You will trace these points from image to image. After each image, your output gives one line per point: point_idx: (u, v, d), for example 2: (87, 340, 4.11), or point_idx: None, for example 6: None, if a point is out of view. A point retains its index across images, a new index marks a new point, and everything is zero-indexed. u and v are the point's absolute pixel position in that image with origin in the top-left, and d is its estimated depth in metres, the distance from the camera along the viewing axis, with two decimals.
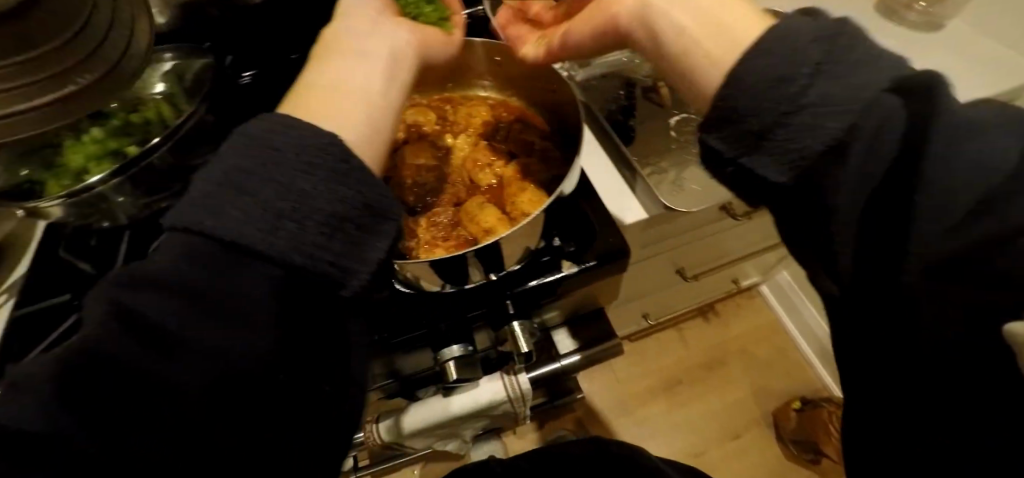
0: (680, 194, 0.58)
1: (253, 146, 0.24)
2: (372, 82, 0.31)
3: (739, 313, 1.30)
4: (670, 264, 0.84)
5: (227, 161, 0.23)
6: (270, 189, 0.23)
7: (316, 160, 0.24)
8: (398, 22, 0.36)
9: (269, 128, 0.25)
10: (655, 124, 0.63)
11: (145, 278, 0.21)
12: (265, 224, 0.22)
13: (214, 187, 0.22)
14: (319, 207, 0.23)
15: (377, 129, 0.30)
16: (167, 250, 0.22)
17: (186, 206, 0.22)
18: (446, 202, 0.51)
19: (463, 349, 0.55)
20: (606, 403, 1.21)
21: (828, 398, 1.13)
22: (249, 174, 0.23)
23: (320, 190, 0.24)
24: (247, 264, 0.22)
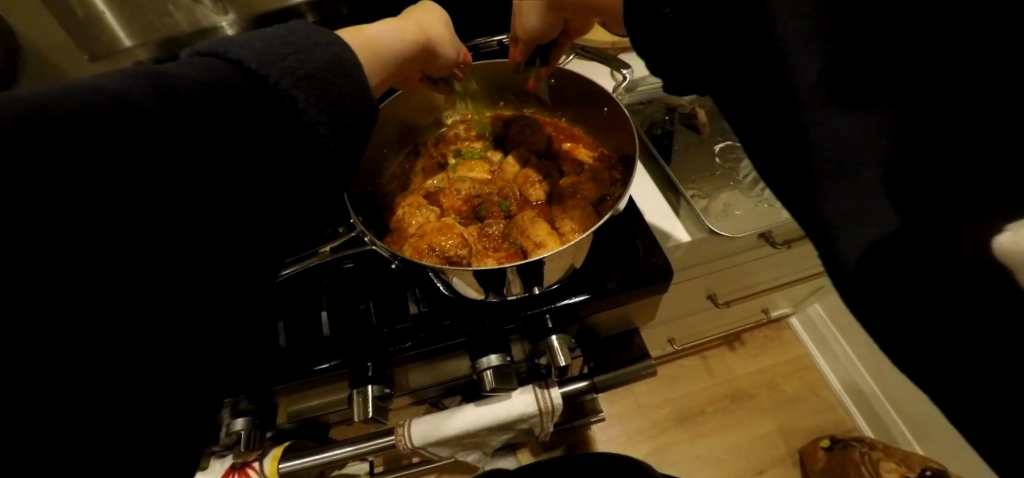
0: (726, 219, 0.60)
1: (314, 49, 0.33)
2: (388, 35, 0.43)
3: (768, 344, 1.28)
4: (703, 289, 0.84)
5: (301, 50, 0.32)
6: (337, 103, 0.33)
7: (355, 87, 0.34)
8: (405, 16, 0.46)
9: (342, 52, 0.34)
10: (701, 149, 0.68)
11: (217, 86, 0.28)
12: (318, 107, 0.32)
13: (291, 67, 0.31)
14: (354, 116, 0.34)
15: (386, 56, 0.43)
16: (225, 73, 0.29)
17: (244, 46, 0.30)
18: (497, 214, 0.54)
19: (501, 359, 0.54)
20: (626, 427, 1.19)
21: (859, 439, 1.05)
22: (310, 67, 0.32)
23: (354, 110, 0.34)
24: (293, 127, 0.31)
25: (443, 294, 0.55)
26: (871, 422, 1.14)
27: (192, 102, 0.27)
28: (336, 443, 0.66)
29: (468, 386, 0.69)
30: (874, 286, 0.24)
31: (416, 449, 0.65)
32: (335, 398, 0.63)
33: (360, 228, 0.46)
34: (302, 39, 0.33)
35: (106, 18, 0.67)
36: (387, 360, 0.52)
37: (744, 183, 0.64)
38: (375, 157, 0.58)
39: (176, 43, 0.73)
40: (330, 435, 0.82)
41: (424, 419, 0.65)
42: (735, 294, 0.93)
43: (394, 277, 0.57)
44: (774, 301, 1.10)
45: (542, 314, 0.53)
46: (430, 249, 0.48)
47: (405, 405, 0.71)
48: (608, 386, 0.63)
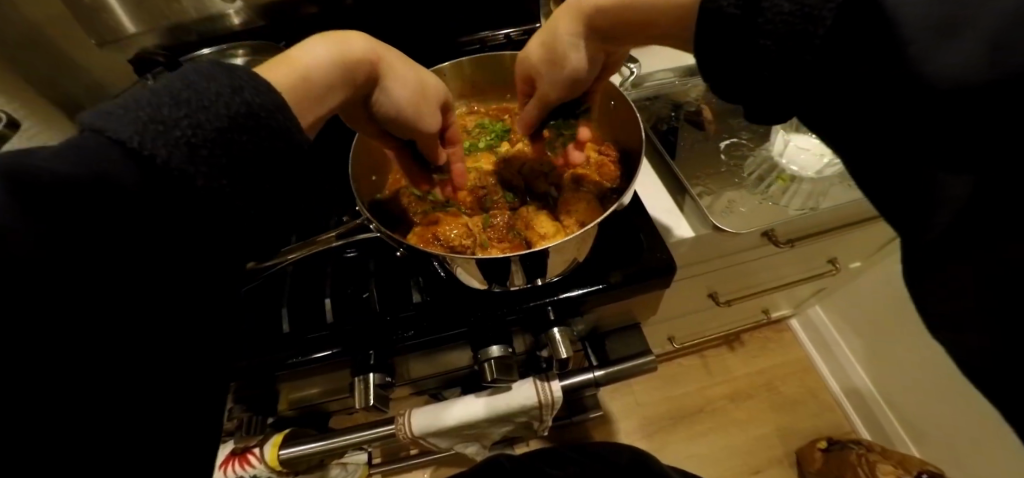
0: (731, 216, 0.61)
1: (185, 88, 0.26)
2: (324, 59, 0.36)
3: (767, 345, 1.28)
4: (705, 287, 0.84)
5: (190, 108, 0.25)
6: (247, 162, 0.27)
7: (235, 118, 0.27)
8: (340, 44, 0.38)
9: (257, 99, 0.28)
10: (705, 146, 0.68)
11: (90, 173, 0.21)
12: (206, 161, 0.25)
13: (172, 125, 0.24)
14: (239, 152, 0.27)
15: (313, 83, 0.36)
16: (111, 161, 0.22)
17: (117, 116, 0.23)
18: (502, 206, 0.54)
19: (502, 350, 0.54)
20: (624, 425, 1.20)
21: (857, 441, 1.06)
22: (180, 111, 0.25)
23: (236, 146, 0.27)
24: (205, 201, 0.26)
25: (446, 284, 0.55)
26: (869, 424, 1.15)
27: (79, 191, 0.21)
28: (334, 432, 0.66)
29: (469, 377, 0.69)
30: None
31: (415, 439, 0.65)
32: (335, 386, 0.63)
33: (365, 215, 0.46)
34: (197, 92, 0.26)
35: (111, 5, 0.67)
36: (389, 349, 0.52)
37: (749, 181, 0.64)
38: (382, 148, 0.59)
39: (182, 31, 0.73)
40: (330, 425, 0.82)
41: (424, 409, 0.65)
42: (737, 293, 0.94)
43: (399, 265, 0.57)
44: (775, 301, 1.10)
45: (545, 307, 0.54)
46: (434, 238, 0.48)
47: (405, 395, 0.71)
48: (609, 380, 0.62)
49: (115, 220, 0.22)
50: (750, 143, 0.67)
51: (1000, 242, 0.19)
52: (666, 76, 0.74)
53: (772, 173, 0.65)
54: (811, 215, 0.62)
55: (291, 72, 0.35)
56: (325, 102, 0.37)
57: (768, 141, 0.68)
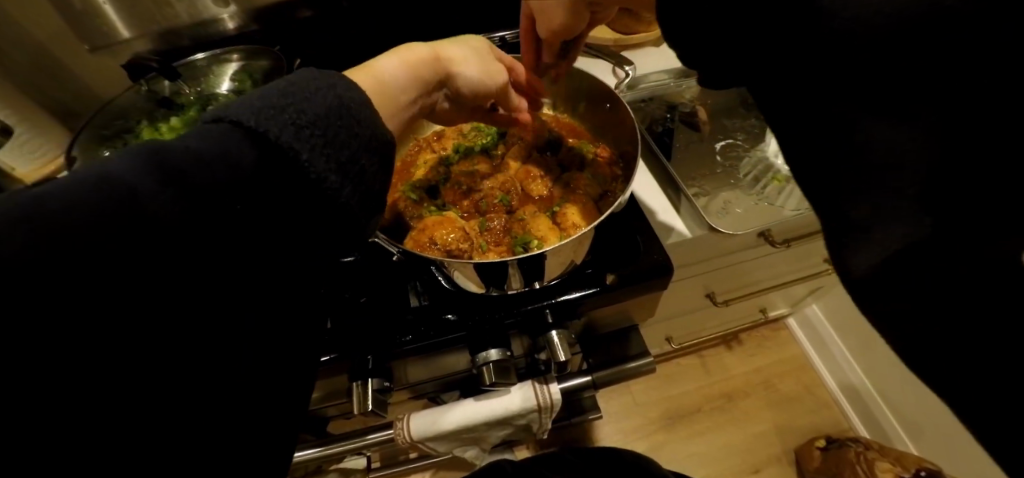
0: (727, 217, 0.61)
1: (298, 86, 0.26)
2: (403, 71, 0.37)
3: (765, 343, 1.29)
4: (702, 287, 0.84)
5: (299, 97, 0.26)
6: (346, 148, 0.27)
7: (343, 118, 0.27)
8: (416, 54, 0.39)
9: (352, 96, 0.28)
10: (701, 147, 0.68)
11: (218, 160, 0.22)
12: (316, 151, 0.25)
13: (291, 117, 0.25)
14: (344, 143, 0.27)
15: (395, 92, 0.36)
16: (234, 145, 0.23)
17: (249, 109, 0.24)
18: (499, 208, 0.54)
19: (500, 354, 0.54)
20: (623, 425, 1.19)
21: (855, 438, 1.06)
22: (291, 102, 0.25)
23: (344, 138, 0.27)
24: (309, 188, 0.26)
25: (443, 287, 0.55)
26: (866, 422, 1.15)
27: (203, 176, 0.22)
28: (332, 437, 0.65)
29: (467, 380, 0.69)
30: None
31: (414, 443, 0.65)
32: (332, 391, 0.63)
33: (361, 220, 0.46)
34: (306, 87, 0.27)
35: (102, 9, 0.67)
36: (386, 354, 0.52)
37: (745, 182, 0.64)
38: None
39: (174, 35, 0.73)
40: (328, 429, 0.82)
41: (422, 414, 0.64)
42: (734, 292, 0.94)
43: (396, 270, 0.57)
44: (772, 300, 1.10)
45: (543, 310, 0.54)
46: (430, 242, 0.48)
47: (403, 399, 0.71)
48: (608, 381, 0.62)
49: (224, 202, 0.23)
50: (745, 144, 0.68)
51: (1002, 245, 0.18)
52: (661, 77, 0.74)
53: (767, 173, 0.65)
54: (807, 215, 0.62)
55: (373, 79, 0.35)
56: (400, 107, 0.37)
57: (763, 141, 0.68)
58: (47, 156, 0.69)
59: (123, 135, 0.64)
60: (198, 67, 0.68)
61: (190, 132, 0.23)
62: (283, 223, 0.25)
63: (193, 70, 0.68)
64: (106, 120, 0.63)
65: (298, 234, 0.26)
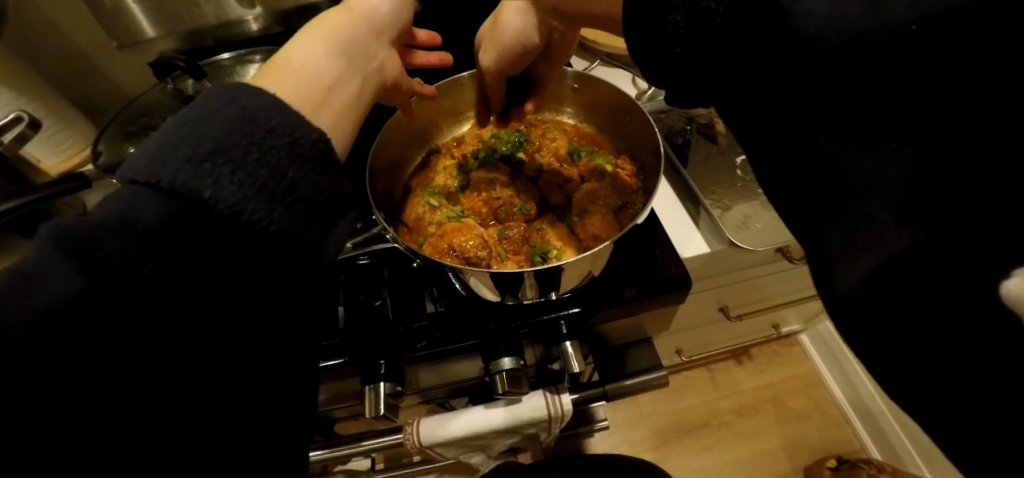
0: (746, 232, 0.60)
1: (207, 116, 0.26)
2: (319, 59, 0.34)
3: (775, 359, 1.27)
4: (715, 301, 0.83)
5: (196, 126, 0.25)
6: (261, 166, 0.26)
7: (259, 139, 0.26)
8: (328, 44, 0.36)
9: (255, 104, 0.27)
10: (721, 160, 0.67)
11: (121, 222, 0.22)
12: (238, 185, 0.25)
13: (199, 154, 0.24)
14: (265, 166, 0.26)
15: (319, 79, 0.33)
16: (145, 205, 0.23)
17: (154, 158, 0.24)
18: (517, 216, 0.54)
19: (513, 363, 0.52)
20: (629, 437, 1.18)
21: (866, 460, 1.04)
22: (201, 135, 0.25)
23: (266, 160, 0.26)
24: (230, 226, 0.25)
25: (458, 293, 0.55)
26: (878, 442, 1.13)
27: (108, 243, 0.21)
28: (341, 439, 0.65)
29: (477, 387, 0.68)
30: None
31: (422, 448, 0.65)
32: (342, 393, 0.63)
33: (382, 225, 0.46)
34: (215, 118, 0.26)
35: (130, 9, 0.68)
36: (397, 359, 0.52)
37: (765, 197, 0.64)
38: (396, 158, 0.60)
39: (199, 35, 0.74)
40: (335, 430, 0.82)
41: (431, 419, 0.64)
42: (749, 307, 0.93)
43: (414, 275, 0.57)
44: (785, 316, 1.09)
45: (558, 320, 0.53)
46: (449, 249, 0.48)
47: (413, 403, 0.71)
48: (620, 393, 0.62)
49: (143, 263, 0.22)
50: None
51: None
52: None
53: None
54: None
55: (301, 69, 0.33)
56: (336, 97, 0.34)
57: None
58: (72, 149, 0.71)
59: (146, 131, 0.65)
60: (223, 67, 0.69)
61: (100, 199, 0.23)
62: (212, 264, 0.25)
63: (218, 69, 0.69)
64: (132, 117, 0.64)
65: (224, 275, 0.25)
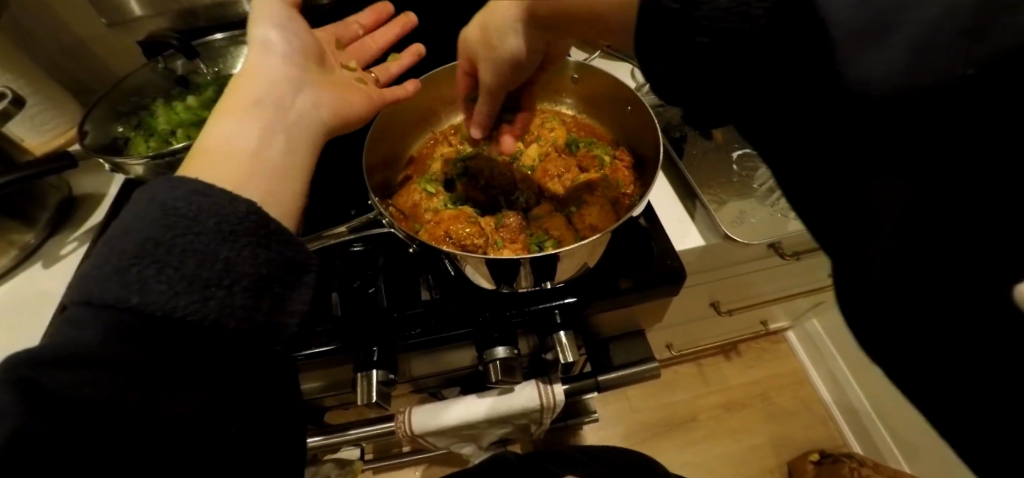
0: (741, 227, 0.60)
1: (145, 217, 0.28)
2: (241, 128, 0.37)
3: (763, 355, 1.29)
4: (707, 296, 0.84)
5: (121, 239, 0.27)
6: (200, 255, 0.28)
7: (196, 229, 0.28)
8: (244, 111, 0.39)
9: (178, 196, 0.29)
10: (717, 155, 0.68)
11: (72, 351, 0.23)
12: (192, 289, 0.27)
13: (139, 263, 0.26)
14: (206, 257, 0.28)
15: (248, 143, 0.37)
16: (77, 328, 0.24)
17: (98, 278, 0.26)
18: (515, 205, 0.54)
19: (507, 352, 0.53)
20: (618, 430, 1.20)
21: (849, 455, 1.06)
22: (142, 242, 0.26)
23: (207, 249, 0.28)
24: (178, 327, 0.26)
25: (454, 280, 0.55)
26: (860, 438, 1.15)
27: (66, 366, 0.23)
28: (332, 428, 0.65)
29: (470, 377, 0.68)
30: (907, 299, 0.21)
31: (414, 437, 0.64)
32: (334, 382, 0.62)
33: (378, 210, 0.45)
34: (147, 222, 0.27)
35: None
36: (390, 347, 0.51)
37: (760, 193, 0.64)
38: (393, 145, 0.59)
39: (191, 15, 0.72)
40: (326, 419, 0.81)
41: (423, 408, 0.64)
42: (740, 302, 0.94)
43: (408, 262, 0.57)
44: (774, 313, 1.10)
45: (553, 311, 0.53)
46: (445, 236, 0.48)
47: (405, 392, 0.71)
48: (612, 385, 0.62)
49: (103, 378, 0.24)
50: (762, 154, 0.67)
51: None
52: None
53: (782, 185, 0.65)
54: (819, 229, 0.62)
55: (218, 146, 0.36)
56: (268, 154, 0.37)
57: None
58: (57, 129, 0.69)
59: (139, 111, 0.63)
60: (217, 47, 0.68)
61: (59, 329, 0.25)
62: (168, 367, 0.26)
63: (211, 50, 0.67)
64: (128, 99, 0.63)
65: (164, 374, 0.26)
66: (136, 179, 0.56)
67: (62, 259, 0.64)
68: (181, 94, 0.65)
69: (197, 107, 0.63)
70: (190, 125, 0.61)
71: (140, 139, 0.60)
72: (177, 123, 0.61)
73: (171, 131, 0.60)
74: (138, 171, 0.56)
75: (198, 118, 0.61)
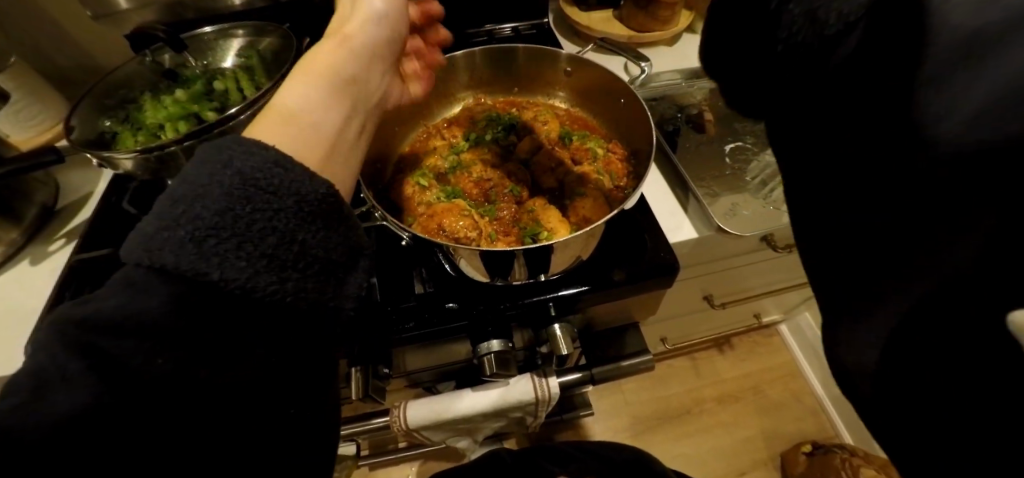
0: (735, 219, 0.60)
1: (216, 180, 0.24)
2: (317, 101, 0.32)
3: (756, 348, 1.30)
4: (700, 290, 0.85)
5: (195, 202, 0.24)
6: (274, 232, 0.25)
7: (273, 205, 0.25)
8: (322, 84, 0.33)
9: (254, 163, 0.25)
10: (711, 148, 0.68)
11: (143, 322, 0.22)
12: (265, 268, 0.25)
13: (214, 233, 0.23)
14: (280, 236, 0.26)
15: (325, 123, 0.32)
16: (150, 299, 0.22)
17: (164, 241, 0.23)
18: (508, 198, 0.54)
19: (502, 345, 0.53)
20: (613, 424, 1.20)
21: (840, 445, 1.07)
22: (214, 210, 0.24)
23: (283, 227, 0.26)
24: (250, 306, 0.25)
25: (448, 274, 0.55)
26: (851, 429, 1.17)
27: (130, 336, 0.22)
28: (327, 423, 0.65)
29: (465, 371, 0.69)
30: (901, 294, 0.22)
31: (410, 432, 0.64)
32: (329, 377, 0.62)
33: (371, 203, 0.45)
34: (218, 185, 0.24)
35: None
36: (386, 340, 0.51)
37: (752, 186, 0.64)
38: (386, 138, 0.59)
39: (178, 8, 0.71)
40: None
41: (419, 402, 0.64)
42: (733, 296, 0.94)
43: (403, 256, 0.57)
44: (766, 306, 1.11)
45: (547, 303, 0.53)
46: (439, 229, 0.48)
47: (400, 387, 0.71)
48: (607, 378, 0.62)
49: (167, 350, 0.23)
50: (755, 147, 0.68)
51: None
52: (673, 77, 0.75)
53: (775, 178, 0.65)
54: None
55: (296, 118, 0.31)
56: (338, 142, 0.33)
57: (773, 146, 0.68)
58: (43, 124, 0.67)
59: (127, 105, 0.62)
60: (207, 40, 0.67)
61: (110, 288, 0.22)
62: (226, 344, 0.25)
63: (200, 43, 0.66)
64: (119, 94, 0.63)
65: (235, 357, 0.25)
66: (125, 173, 0.55)
67: (50, 256, 0.63)
68: (170, 87, 0.64)
69: (188, 102, 0.62)
70: (180, 119, 0.60)
71: (128, 135, 0.59)
72: (166, 118, 0.60)
73: (160, 126, 0.60)
74: (127, 165, 0.55)
75: (189, 113, 0.61)
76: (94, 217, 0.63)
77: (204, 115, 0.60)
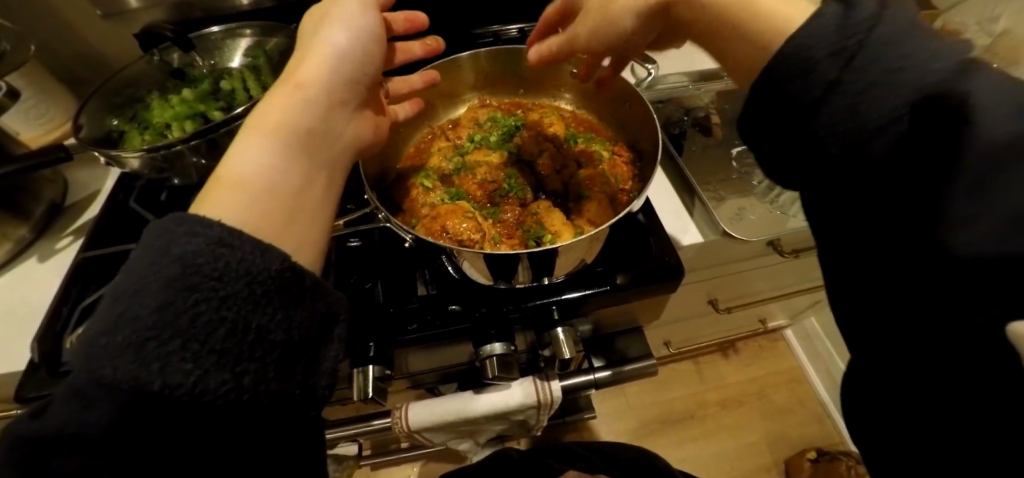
0: (741, 224, 0.60)
1: (155, 277, 0.23)
2: (268, 157, 0.31)
3: (761, 353, 1.29)
4: (705, 294, 0.84)
5: (133, 303, 0.22)
6: (223, 323, 0.24)
7: (221, 292, 0.24)
8: (276, 135, 0.31)
9: (195, 249, 0.24)
10: (716, 152, 0.68)
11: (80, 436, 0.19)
12: (214, 367, 0.23)
13: (156, 336, 0.22)
14: (230, 324, 0.24)
15: (281, 178, 0.31)
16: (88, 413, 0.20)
17: (100, 355, 0.21)
18: (511, 200, 0.54)
19: (505, 348, 0.51)
20: (616, 426, 1.20)
21: (845, 452, 1.06)
22: (154, 310, 0.22)
23: (232, 317, 0.24)
24: (197, 410, 0.22)
25: (451, 275, 0.55)
26: None
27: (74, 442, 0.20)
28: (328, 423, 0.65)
29: (467, 373, 0.68)
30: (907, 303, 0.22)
31: (411, 433, 0.64)
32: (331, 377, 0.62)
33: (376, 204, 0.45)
34: (159, 280, 0.23)
35: None
36: (388, 342, 0.51)
37: (759, 190, 0.64)
38: (390, 139, 0.59)
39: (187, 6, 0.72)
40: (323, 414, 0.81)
41: (420, 403, 0.64)
42: (738, 300, 0.93)
43: (407, 258, 0.57)
44: (772, 311, 1.10)
45: (551, 306, 0.53)
46: (442, 231, 0.48)
47: (402, 387, 0.71)
48: (609, 382, 0.62)
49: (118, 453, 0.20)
50: None
51: None
52: (680, 79, 0.74)
53: None
54: None
55: (247, 183, 0.29)
56: (304, 192, 0.32)
57: None
58: (53, 121, 0.68)
59: (134, 102, 0.63)
60: (216, 39, 0.67)
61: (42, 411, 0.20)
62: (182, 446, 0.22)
63: (208, 42, 0.67)
64: (127, 92, 0.63)
65: (198, 457, 0.22)
66: (132, 172, 0.55)
67: (57, 253, 0.64)
68: (177, 86, 0.64)
69: (196, 101, 0.62)
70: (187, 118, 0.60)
71: (135, 133, 0.59)
72: (173, 117, 0.61)
73: (167, 125, 0.60)
74: (133, 163, 0.55)
75: (196, 112, 0.61)
76: (102, 214, 0.63)
77: (211, 114, 0.61)
